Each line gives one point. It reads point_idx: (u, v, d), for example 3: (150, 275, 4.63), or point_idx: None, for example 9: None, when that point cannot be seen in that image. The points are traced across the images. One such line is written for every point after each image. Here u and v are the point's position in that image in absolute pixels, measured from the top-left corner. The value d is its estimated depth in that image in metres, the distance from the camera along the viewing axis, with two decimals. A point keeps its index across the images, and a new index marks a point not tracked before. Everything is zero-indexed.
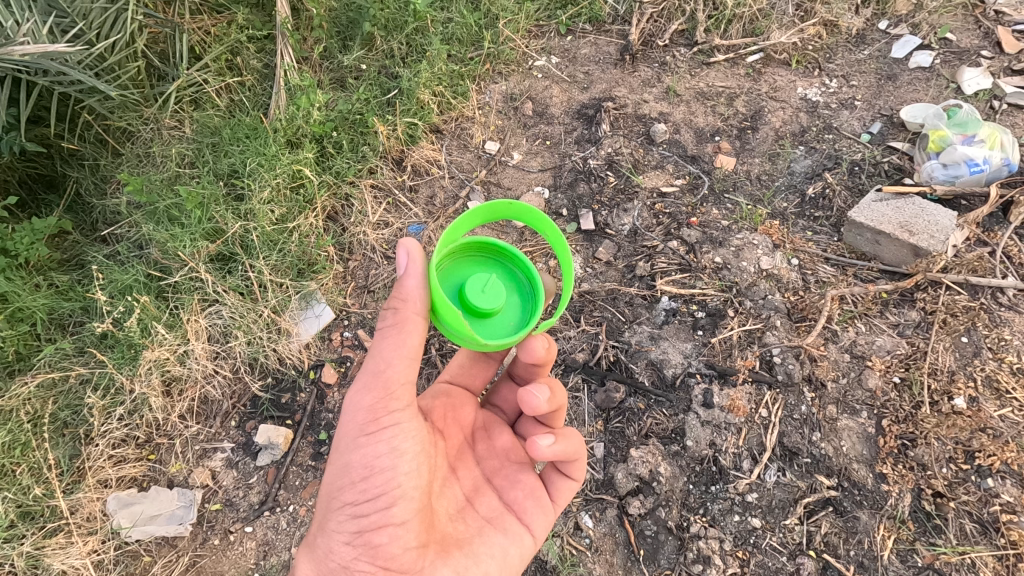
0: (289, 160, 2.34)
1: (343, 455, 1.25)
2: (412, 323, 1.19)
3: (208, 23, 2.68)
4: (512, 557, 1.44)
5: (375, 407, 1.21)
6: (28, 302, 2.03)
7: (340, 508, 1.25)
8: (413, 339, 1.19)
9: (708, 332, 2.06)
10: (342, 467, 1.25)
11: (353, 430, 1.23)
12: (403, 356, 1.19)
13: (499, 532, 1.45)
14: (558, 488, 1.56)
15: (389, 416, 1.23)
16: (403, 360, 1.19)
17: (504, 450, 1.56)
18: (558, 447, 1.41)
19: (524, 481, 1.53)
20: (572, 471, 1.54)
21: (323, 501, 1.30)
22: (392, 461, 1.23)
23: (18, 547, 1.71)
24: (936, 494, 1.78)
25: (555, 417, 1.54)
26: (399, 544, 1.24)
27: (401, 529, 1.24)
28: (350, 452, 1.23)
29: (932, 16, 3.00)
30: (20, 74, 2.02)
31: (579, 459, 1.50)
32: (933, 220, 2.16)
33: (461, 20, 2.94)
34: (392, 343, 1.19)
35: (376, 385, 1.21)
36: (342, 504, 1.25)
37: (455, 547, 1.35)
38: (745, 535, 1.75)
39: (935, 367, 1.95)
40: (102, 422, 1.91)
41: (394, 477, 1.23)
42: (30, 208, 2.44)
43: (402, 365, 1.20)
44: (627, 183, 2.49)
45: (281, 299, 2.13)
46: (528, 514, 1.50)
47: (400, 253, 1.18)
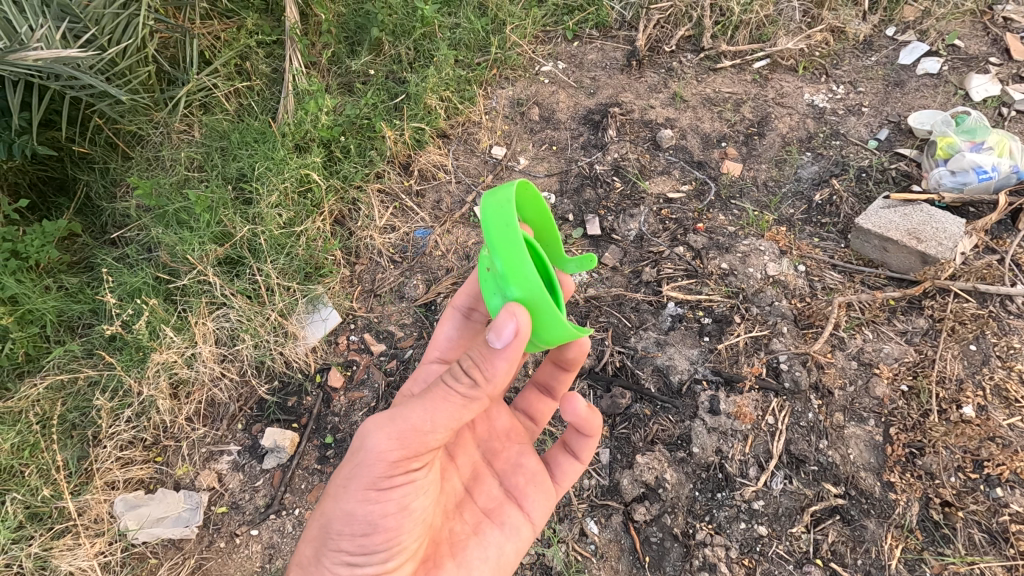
0: (297, 165, 2.35)
1: (349, 502, 1.21)
2: (473, 396, 1.17)
3: (218, 28, 2.70)
4: (513, 551, 1.46)
5: (397, 467, 1.18)
6: (38, 304, 2.05)
7: (338, 550, 1.23)
8: (464, 412, 1.18)
9: (714, 338, 2.05)
10: (344, 513, 1.21)
11: (365, 483, 1.18)
12: (449, 426, 1.18)
13: (496, 526, 1.44)
14: (562, 470, 1.59)
15: (410, 473, 1.21)
16: (443, 430, 1.18)
17: (503, 433, 1.59)
18: (585, 412, 1.47)
19: (526, 465, 1.55)
20: (581, 453, 1.57)
21: (319, 531, 1.26)
22: (400, 518, 1.22)
23: (25, 548, 1.72)
24: (944, 503, 1.76)
25: (563, 381, 1.62)
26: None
27: (397, 572, 1.24)
28: (355, 504, 1.20)
29: (940, 23, 2.99)
30: (33, 79, 2.03)
31: (592, 440, 1.54)
32: (942, 227, 2.15)
33: (468, 25, 2.96)
34: (444, 412, 1.16)
35: (404, 446, 1.17)
36: (340, 542, 1.23)
37: (451, 558, 1.35)
38: (752, 543, 1.74)
39: (943, 375, 1.94)
40: (110, 423, 1.92)
41: (400, 529, 1.23)
42: (40, 210, 2.46)
43: (444, 433, 1.19)
44: (633, 188, 2.49)
45: (288, 303, 2.14)
46: (529, 499, 1.50)
47: (510, 328, 1.09)
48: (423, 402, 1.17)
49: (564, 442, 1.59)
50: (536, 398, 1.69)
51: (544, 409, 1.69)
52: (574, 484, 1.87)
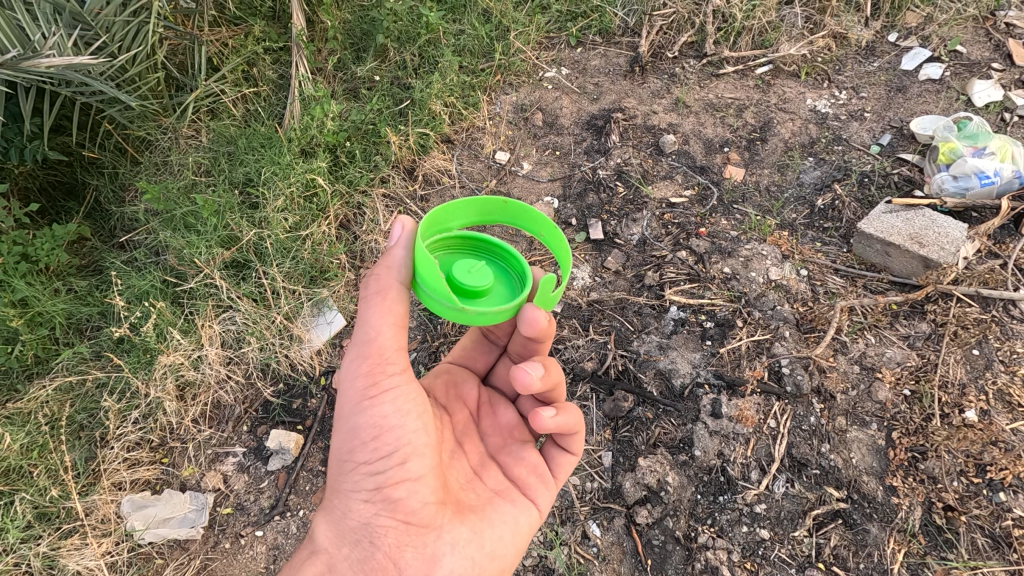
0: (304, 169, 2.38)
1: (348, 420, 1.24)
2: (387, 290, 1.22)
3: (226, 36, 2.75)
4: (525, 523, 1.44)
5: (372, 371, 1.21)
6: (48, 307, 2.08)
7: (354, 470, 1.24)
8: (397, 305, 1.22)
9: (717, 342, 2.06)
10: (350, 431, 1.23)
11: (355, 394, 1.22)
12: (392, 322, 1.22)
13: (507, 501, 1.44)
14: (558, 462, 1.58)
15: (389, 378, 1.22)
16: (392, 326, 1.22)
17: (507, 429, 1.58)
18: (559, 419, 1.42)
19: (527, 457, 1.54)
20: (571, 445, 1.56)
21: (335, 466, 1.29)
22: (400, 420, 1.23)
23: (34, 547, 1.74)
24: (946, 507, 1.76)
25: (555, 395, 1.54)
26: (418, 498, 1.24)
27: (417, 482, 1.24)
28: (353, 418, 1.22)
29: (943, 29, 3.01)
30: (45, 85, 2.08)
31: (579, 433, 1.52)
32: (944, 231, 2.16)
33: (473, 32, 2.99)
34: (380, 307, 1.22)
35: (369, 350, 1.21)
36: (353, 465, 1.24)
37: (469, 511, 1.35)
38: (754, 546, 1.75)
39: (946, 379, 1.94)
40: (118, 424, 1.94)
41: (405, 436, 1.23)
42: (50, 214, 2.49)
43: (391, 331, 1.22)
44: (636, 193, 2.51)
45: (294, 306, 2.16)
46: (534, 488, 1.50)
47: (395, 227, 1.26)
48: (369, 302, 1.23)
49: (554, 437, 1.58)
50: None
51: None
52: (577, 487, 1.88)
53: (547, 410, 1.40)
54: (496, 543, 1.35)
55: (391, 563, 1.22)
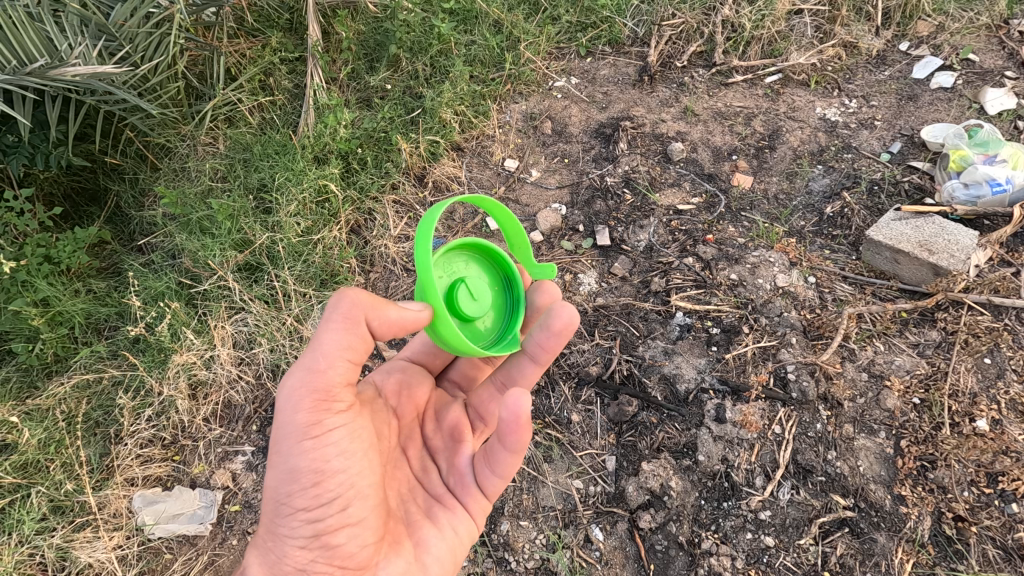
0: (315, 176, 2.45)
1: (286, 459, 1.24)
2: (345, 324, 1.24)
3: (244, 47, 2.83)
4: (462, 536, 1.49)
5: (319, 408, 1.23)
6: (68, 307, 2.14)
7: (290, 514, 1.25)
8: (354, 339, 1.25)
9: (722, 348, 2.06)
10: (288, 472, 1.24)
11: (296, 433, 1.23)
12: (346, 358, 1.25)
13: (446, 511, 1.48)
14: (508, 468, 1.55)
15: (335, 415, 1.25)
16: (346, 362, 1.26)
17: (453, 430, 1.61)
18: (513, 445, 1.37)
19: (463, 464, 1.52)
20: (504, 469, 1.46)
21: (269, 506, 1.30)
22: (344, 463, 1.26)
23: (48, 539, 1.78)
24: (957, 517, 1.74)
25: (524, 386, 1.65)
26: (357, 543, 1.27)
27: (359, 528, 1.27)
28: (292, 459, 1.23)
29: (954, 38, 3.00)
30: (71, 94, 2.16)
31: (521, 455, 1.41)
32: (954, 239, 2.14)
33: (484, 42, 3.05)
34: (336, 342, 1.24)
35: (318, 385, 1.23)
36: (287, 505, 1.25)
37: (405, 538, 1.39)
38: (758, 553, 1.73)
39: (956, 388, 1.92)
40: (132, 422, 1.98)
41: (348, 479, 1.26)
42: (73, 218, 2.57)
43: (342, 367, 1.25)
44: (644, 200, 2.52)
45: (304, 308, 2.21)
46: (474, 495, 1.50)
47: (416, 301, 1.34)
48: (319, 336, 1.24)
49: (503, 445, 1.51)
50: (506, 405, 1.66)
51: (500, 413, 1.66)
52: (580, 491, 1.88)
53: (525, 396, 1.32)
54: (435, 565, 1.41)
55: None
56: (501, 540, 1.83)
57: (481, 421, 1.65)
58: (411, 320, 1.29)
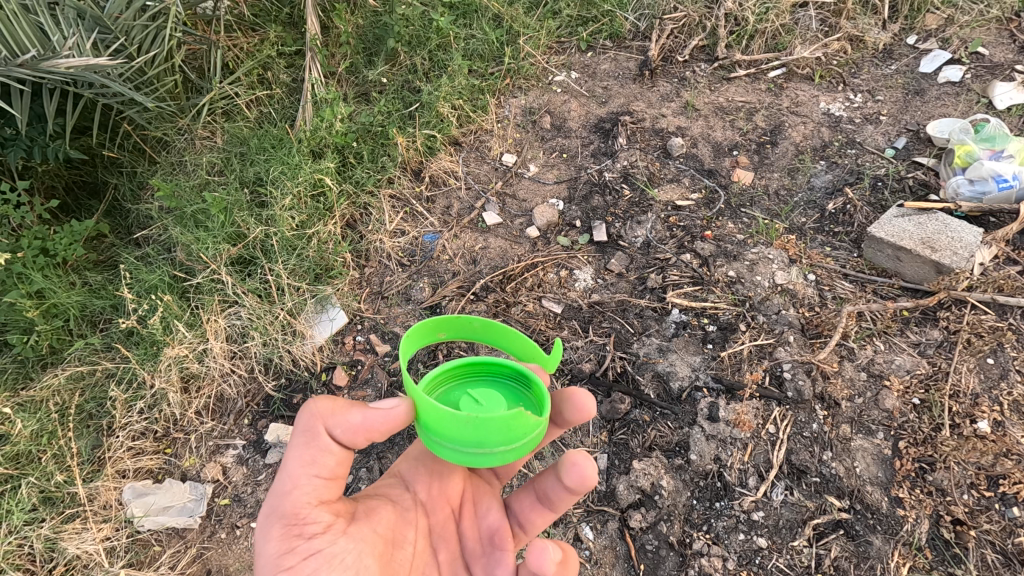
0: (311, 170, 2.43)
1: None
2: (307, 442, 1.21)
3: (242, 41, 2.80)
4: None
5: (289, 534, 1.14)
6: (63, 299, 2.15)
7: None
8: (321, 456, 1.20)
9: (718, 345, 2.03)
10: None
11: (269, 568, 1.13)
12: (311, 475, 1.19)
13: None
14: None
15: (308, 541, 1.14)
16: (313, 479, 1.19)
17: (489, 533, 1.40)
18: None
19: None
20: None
21: None
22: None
23: (37, 530, 1.78)
24: (955, 521, 1.70)
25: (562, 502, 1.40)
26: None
27: None
28: None
29: (964, 31, 2.93)
30: (67, 87, 2.16)
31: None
32: (957, 236, 2.09)
33: (484, 37, 3.02)
34: (299, 460, 1.20)
35: (284, 509, 1.16)
36: None
37: None
38: (750, 555, 1.70)
39: (957, 389, 1.87)
40: (124, 414, 1.98)
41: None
42: (72, 211, 2.58)
43: (309, 483, 1.19)
44: (642, 196, 2.49)
45: (297, 302, 2.21)
46: None
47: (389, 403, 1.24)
48: (287, 457, 1.21)
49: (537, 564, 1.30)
50: (538, 506, 1.43)
51: (540, 522, 1.44)
52: None
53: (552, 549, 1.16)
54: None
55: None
56: None
57: (521, 529, 1.45)
58: (375, 421, 1.22)
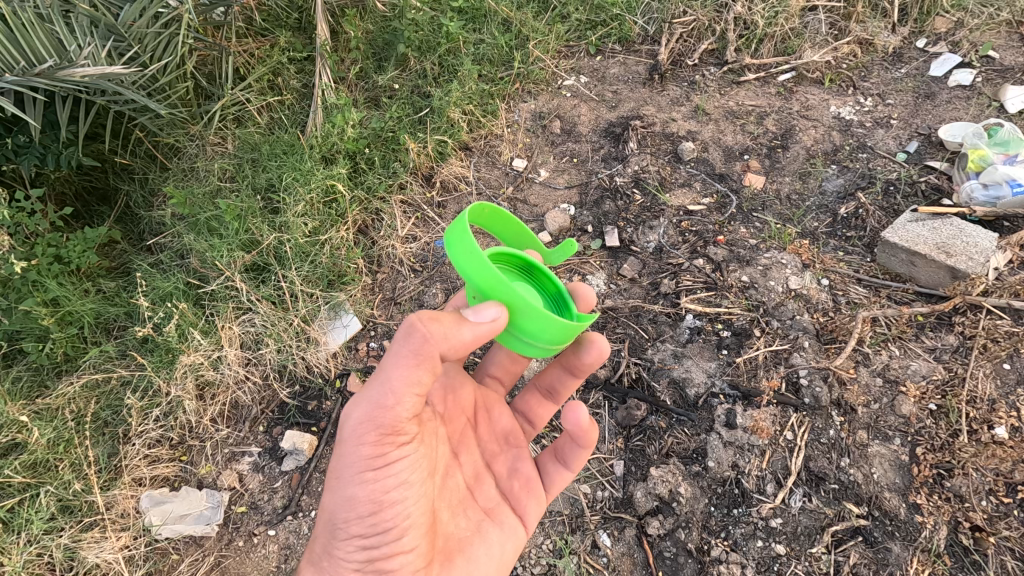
0: (323, 176, 2.43)
1: (345, 489, 1.23)
2: (422, 363, 1.14)
3: (253, 46, 2.82)
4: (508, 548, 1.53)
5: (383, 443, 1.19)
6: (77, 306, 2.15)
7: (348, 537, 1.25)
8: (422, 376, 1.16)
9: (733, 351, 2.03)
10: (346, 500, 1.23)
11: (358, 467, 1.19)
12: (414, 394, 1.16)
13: (496, 525, 1.51)
14: (555, 478, 1.65)
15: (397, 450, 1.22)
16: (412, 398, 1.17)
17: (500, 435, 1.65)
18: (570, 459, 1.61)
19: (521, 469, 1.61)
20: (569, 464, 1.63)
21: (325, 526, 1.29)
22: (402, 493, 1.24)
23: (56, 539, 1.78)
24: (974, 527, 1.70)
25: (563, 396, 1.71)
26: (414, 562, 1.30)
27: (410, 554, 1.29)
28: (352, 489, 1.21)
29: (974, 34, 2.93)
30: (81, 95, 2.17)
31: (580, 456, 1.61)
32: (972, 241, 2.09)
33: (493, 41, 3.02)
34: (405, 380, 1.15)
35: (382, 422, 1.17)
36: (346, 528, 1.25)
37: (458, 554, 1.41)
38: (769, 561, 1.70)
39: (974, 394, 1.87)
40: (140, 422, 1.99)
41: (407, 505, 1.26)
42: (84, 218, 2.58)
43: (411, 402, 1.17)
44: (654, 201, 2.49)
45: (311, 309, 2.21)
46: (524, 505, 1.58)
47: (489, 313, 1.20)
48: (383, 372, 1.16)
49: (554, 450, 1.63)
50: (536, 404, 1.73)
51: (543, 415, 1.75)
52: (587, 495, 1.86)
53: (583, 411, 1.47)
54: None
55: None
56: None
57: (528, 423, 1.76)
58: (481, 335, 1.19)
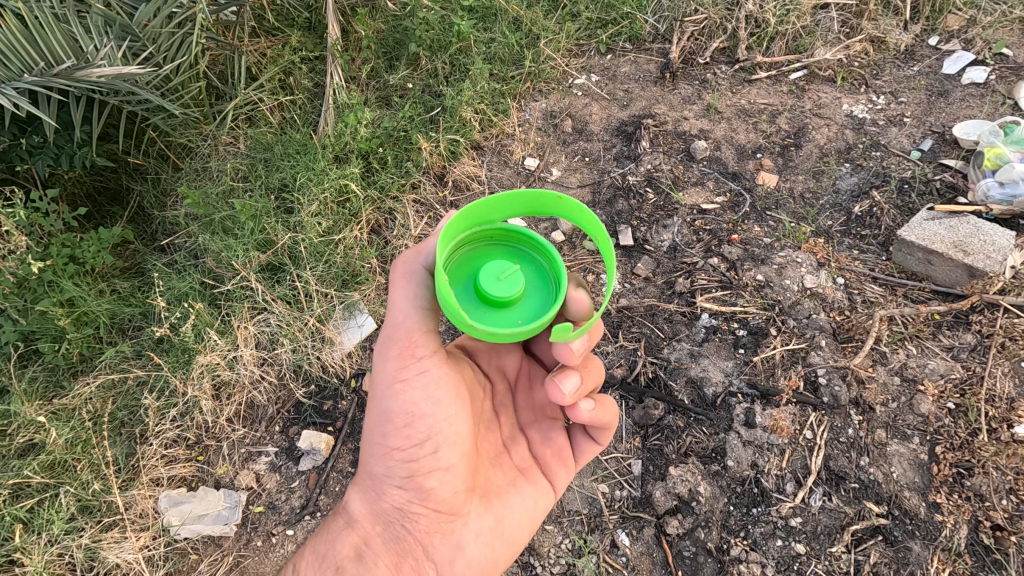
0: (336, 175, 2.43)
1: (380, 405, 1.30)
2: (415, 279, 1.27)
3: (264, 46, 2.82)
4: (541, 506, 1.56)
5: (404, 357, 1.26)
6: (93, 306, 2.14)
7: (386, 456, 1.32)
8: (424, 289, 1.27)
9: (750, 350, 2.02)
10: (383, 418, 1.30)
11: (386, 379, 1.28)
12: (420, 306, 1.26)
13: (526, 480, 1.54)
14: (582, 447, 1.64)
15: (418, 362, 1.27)
16: (421, 311, 1.26)
17: (540, 404, 1.64)
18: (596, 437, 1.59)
19: (553, 438, 1.62)
20: (600, 437, 1.62)
21: (367, 450, 1.37)
22: (432, 408, 1.28)
23: (76, 539, 1.78)
24: (994, 526, 1.69)
25: None
26: (449, 488, 1.34)
27: (448, 475, 1.33)
28: (386, 404, 1.29)
29: (987, 31, 2.92)
30: (95, 95, 2.17)
31: (609, 428, 1.57)
32: (990, 239, 2.08)
33: (504, 40, 3.02)
34: (408, 295, 1.26)
35: (399, 335, 1.26)
36: (385, 448, 1.31)
37: (492, 493, 1.46)
38: (789, 561, 1.70)
39: (993, 393, 1.87)
40: (157, 422, 1.99)
41: (436, 424, 1.29)
42: (95, 218, 2.57)
43: (419, 314, 1.26)
44: (667, 199, 2.49)
45: (326, 309, 2.21)
46: (553, 468, 1.60)
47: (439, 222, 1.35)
48: (398, 289, 1.27)
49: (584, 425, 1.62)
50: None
51: None
52: (606, 495, 1.86)
53: (587, 403, 1.47)
54: (515, 528, 1.48)
55: (420, 546, 1.37)
56: (526, 544, 1.80)
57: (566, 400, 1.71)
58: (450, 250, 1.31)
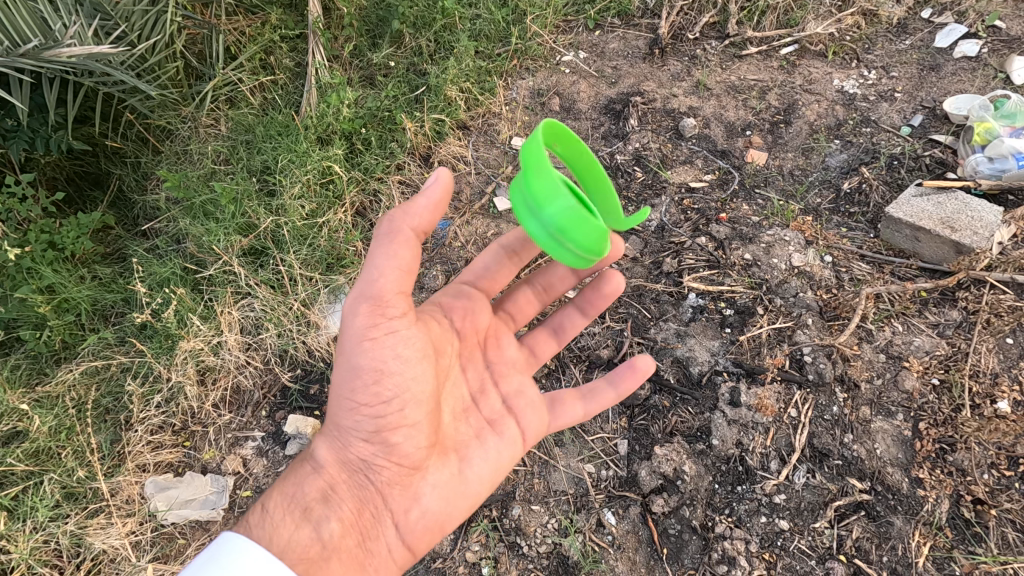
0: (319, 157, 2.39)
1: (349, 360, 1.31)
2: (398, 237, 1.23)
3: (244, 24, 2.76)
4: (508, 459, 1.54)
5: (375, 313, 1.26)
6: (73, 294, 2.12)
7: (353, 409, 1.34)
8: (405, 250, 1.24)
9: (736, 329, 2.02)
10: (351, 372, 1.31)
11: (356, 334, 1.28)
12: (396, 269, 1.24)
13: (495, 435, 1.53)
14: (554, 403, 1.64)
15: (388, 321, 1.28)
16: (398, 272, 1.25)
17: (510, 360, 1.65)
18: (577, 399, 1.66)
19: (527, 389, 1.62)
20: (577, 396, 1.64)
21: (336, 402, 1.38)
22: (400, 365, 1.30)
23: (62, 526, 1.78)
24: (975, 500, 1.71)
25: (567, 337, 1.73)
26: (412, 443, 1.36)
27: (413, 429, 1.35)
28: (354, 359, 1.29)
29: (981, 3, 2.87)
30: (68, 75, 2.12)
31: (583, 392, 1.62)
32: (977, 216, 2.08)
33: (489, 16, 2.95)
34: (386, 255, 1.24)
35: (372, 293, 1.26)
36: (351, 401, 1.33)
37: (455, 449, 1.46)
38: (772, 537, 1.71)
39: (976, 369, 1.87)
40: (141, 409, 1.97)
41: (403, 381, 1.30)
42: (76, 203, 2.54)
43: (394, 276, 1.25)
44: (655, 178, 2.46)
45: (311, 292, 2.18)
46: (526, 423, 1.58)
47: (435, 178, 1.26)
48: (376, 247, 1.24)
49: None
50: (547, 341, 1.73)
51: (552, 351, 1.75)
52: (592, 475, 1.87)
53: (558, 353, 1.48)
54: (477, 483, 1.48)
55: (381, 495, 1.39)
56: (512, 524, 1.81)
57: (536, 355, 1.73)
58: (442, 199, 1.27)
